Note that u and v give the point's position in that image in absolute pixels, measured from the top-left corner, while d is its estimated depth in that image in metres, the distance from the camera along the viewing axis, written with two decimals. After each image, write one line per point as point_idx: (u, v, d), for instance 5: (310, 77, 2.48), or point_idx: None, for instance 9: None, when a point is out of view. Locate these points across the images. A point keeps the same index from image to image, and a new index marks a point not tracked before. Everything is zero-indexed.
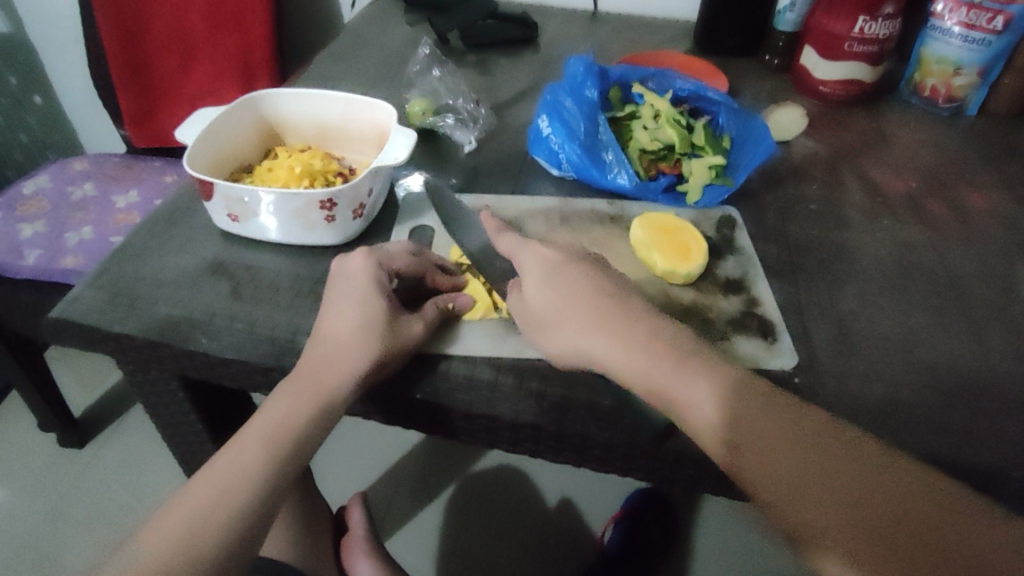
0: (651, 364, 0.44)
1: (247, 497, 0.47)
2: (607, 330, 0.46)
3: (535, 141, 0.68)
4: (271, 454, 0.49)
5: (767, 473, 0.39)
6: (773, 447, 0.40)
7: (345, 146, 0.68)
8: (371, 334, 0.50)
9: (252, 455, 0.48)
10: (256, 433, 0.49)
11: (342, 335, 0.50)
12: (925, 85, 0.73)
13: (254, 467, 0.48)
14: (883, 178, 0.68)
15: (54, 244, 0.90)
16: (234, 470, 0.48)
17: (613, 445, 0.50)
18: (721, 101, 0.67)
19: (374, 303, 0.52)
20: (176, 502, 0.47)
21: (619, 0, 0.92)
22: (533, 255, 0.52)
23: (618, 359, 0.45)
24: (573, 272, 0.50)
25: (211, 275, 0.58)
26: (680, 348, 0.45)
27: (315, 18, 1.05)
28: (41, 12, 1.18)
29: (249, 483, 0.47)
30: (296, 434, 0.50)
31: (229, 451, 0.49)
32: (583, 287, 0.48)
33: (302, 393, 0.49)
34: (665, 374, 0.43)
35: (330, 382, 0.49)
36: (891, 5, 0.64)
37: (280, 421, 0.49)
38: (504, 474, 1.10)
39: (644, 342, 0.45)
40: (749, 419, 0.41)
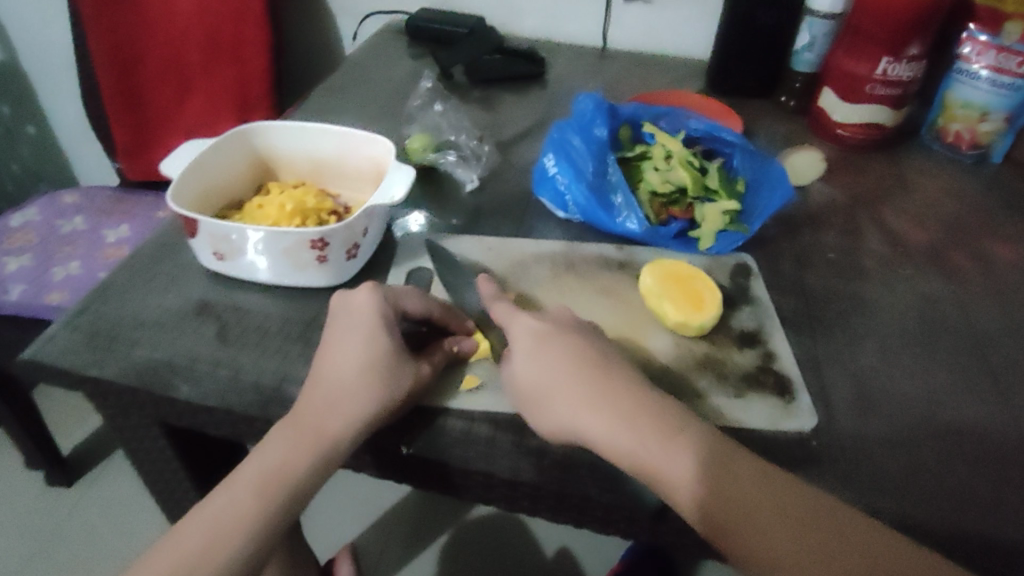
0: (640, 439, 0.42)
1: (235, 551, 0.43)
2: (596, 405, 0.43)
3: (540, 180, 0.65)
4: (264, 505, 0.45)
5: (751, 551, 0.38)
6: (761, 521, 0.39)
7: (340, 182, 0.65)
8: (377, 375, 0.46)
9: (245, 505, 0.44)
10: (249, 478, 0.45)
11: (346, 375, 0.46)
12: (948, 131, 0.70)
13: (246, 517, 0.44)
14: (905, 227, 0.64)
15: (40, 278, 0.87)
16: (222, 520, 0.44)
17: (618, 509, 0.46)
18: (736, 142, 0.64)
19: (379, 342, 0.47)
20: (160, 554, 0.44)
21: (627, 37, 0.90)
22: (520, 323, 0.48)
23: (604, 435, 0.42)
24: (559, 342, 0.46)
25: (196, 316, 0.55)
26: (667, 419, 0.42)
27: (317, 51, 1.03)
28: (39, 42, 1.17)
29: (241, 535, 0.44)
30: (295, 482, 0.45)
31: (220, 495, 0.45)
32: (572, 359, 0.45)
33: (302, 438, 0.45)
34: (662, 457, 0.41)
35: (330, 431, 0.45)
36: (916, 47, 0.62)
37: (274, 469, 0.45)
38: (502, 522, 1.05)
39: (637, 420, 0.42)
40: (738, 491, 0.40)
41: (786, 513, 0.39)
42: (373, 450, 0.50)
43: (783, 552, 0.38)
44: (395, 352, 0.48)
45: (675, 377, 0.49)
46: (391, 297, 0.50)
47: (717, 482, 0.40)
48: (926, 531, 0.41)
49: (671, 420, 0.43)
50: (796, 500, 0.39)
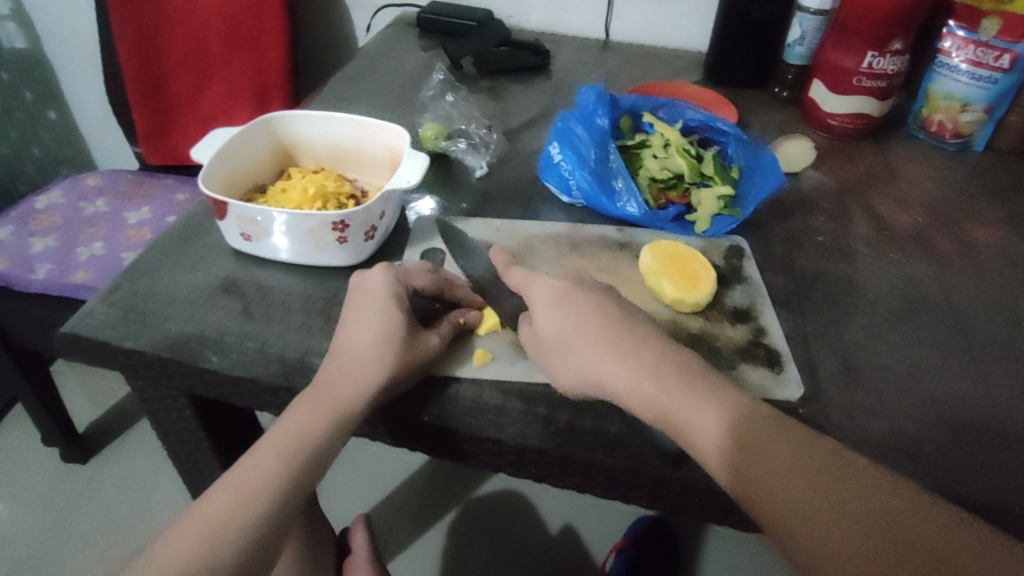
0: (658, 385, 0.46)
1: (263, 505, 0.47)
2: (615, 355, 0.48)
3: (546, 167, 0.68)
4: (288, 464, 0.49)
5: (749, 486, 0.41)
6: (756, 459, 0.42)
7: (357, 168, 0.69)
8: (388, 345, 0.50)
9: (270, 464, 0.49)
10: (274, 441, 0.49)
11: (360, 346, 0.50)
12: (932, 121, 0.73)
13: (272, 474, 0.48)
14: (890, 212, 0.68)
15: (65, 258, 0.91)
16: (250, 478, 0.48)
17: (617, 471, 0.51)
18: (730, 132, 0.68)
19: (392, 316, 0.51)
20: (192, 513, 0.47)
21: (630, 30, 0.94)
22: (540, 284, 0.52)
23: (626, 384, 0.46)
24: (582, 301, 0.50)
25: (222, 293, 0.59)
26: (683, 367, 0.46)
27: (329, 42, 1.07)
28: (59, 30, 1.21)
29: (268, 491, 0.48)
30: (315, 444, 0.49)
31: (249, 457, 0.49)
32: (591, 315, 0.49)
33: (322, 403, 0.49)
34: (673, 400, 0.45)
35: (347, 396, 0.49)
36: (898, 41, 0.66)
37: (297, 432, 0.49)
38: (507, 499, 1.10)
39: (652, 367, 0.47)
40: (739, 432, 0.43)
41: (760, 434, 0.43)
42: (389, 420, 0.54)
43: (759, 467, 0.41)
44: (407, 325, 0.52)
45: None
46: (404, 275, 0.54)
47: (723, 424, 0.43)
48: None
49: (684, 370, 0.46)
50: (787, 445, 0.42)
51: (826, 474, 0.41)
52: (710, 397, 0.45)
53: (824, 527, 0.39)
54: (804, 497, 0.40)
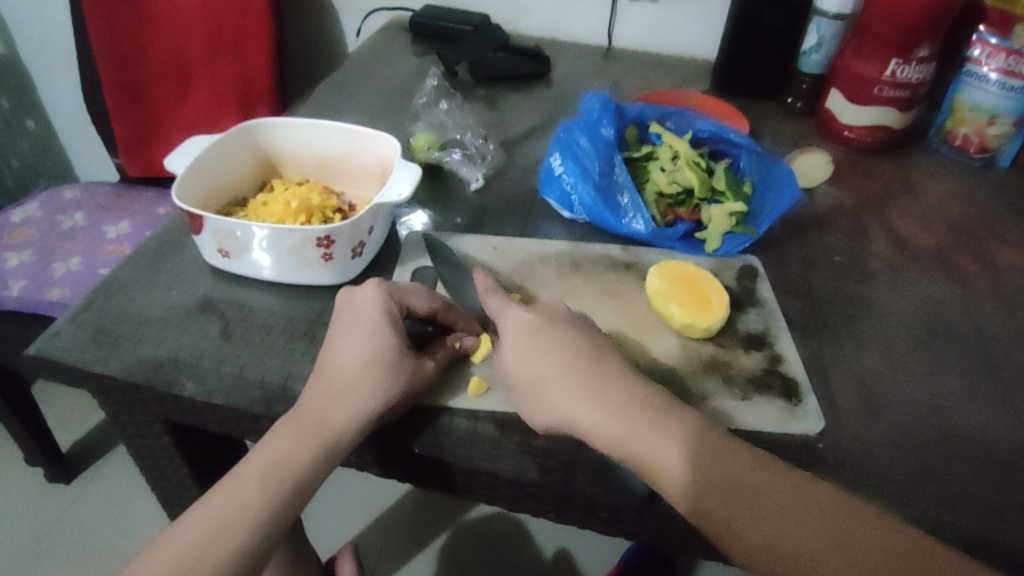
0: (634, 431, 0.41)
1: (239, 542, 0.43)
2: (589, 395, 0.43)
3: (546, 180, 0.64)
4: (268, 497, 0.44)
5: (736, 531, 0.39)
6: (745, 502, 0.39)
7: (345, 179, 0.65)
8: (381, 368, 0.46)
9: (249, 497, 0.44)
10: (253, 471, 0.45)
11: (348, 369, 0.46)
12: (956, 134, 0.69)
13: (249, 509, 0.43)
14: (912, 230, 0.64)
15: (40, 274, 0.86)
16: (225, 512, 0.43)
17: (621, 507, 0.46)
18: (743, 144, 0.63)
19: (384, 337, 0.47)
20: (160, 549, 0.43)
21: (633, 36, 0.90)
22: (510, 316, 0.48)
23: (601, 428, 0.42)
24: (554, 335, 0.46)
25: (199, 313, 0.54)
26: (661, 410, 0.42)
27: (319, 47, 1.03)
28: (38, 34, 1.16)
29: (245, 528, 0.43)
30: (298, 475, 0.45)
31: (224, 489, 0.45)
32: (564, 350, 0.45)
33: (306, 430, 0.45)
34: (651, 444, 0.41)
35: (334, 424, 0.45)
36: (925, 48, 0.62)
37: (278, 462, 0.44)
38: (501, 523, 1.05)
39: (628, 408, 0.42)
40: (723, 474, 0.40)
41: (744, 477, 0.40)
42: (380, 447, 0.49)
43: (744, 515, 0.39)
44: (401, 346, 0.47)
45: (681, 381, 0.49)
46: (400, 296, 0.50)
47: (705, 468, 0.40)
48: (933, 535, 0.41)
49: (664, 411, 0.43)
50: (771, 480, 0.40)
51: (815, 511, 0.39)
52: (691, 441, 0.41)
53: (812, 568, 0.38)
54: (792, 539, 0.38)
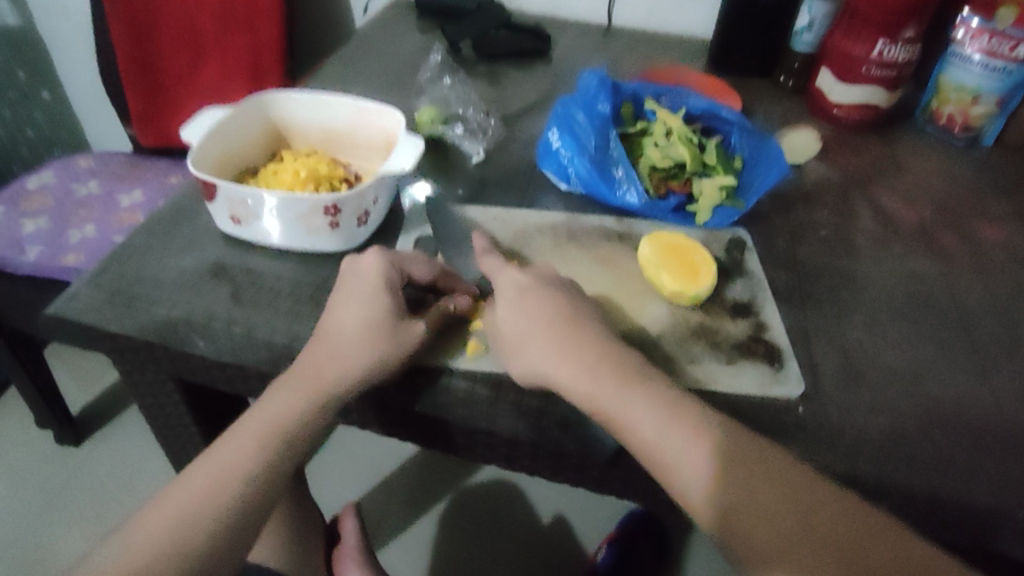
0: (602, 385, 0.45)
1: (236, 490, 0.46)
2: (562, 350, 0.47)
3: (544, 154, 0.67)
4: (264, 450, 0.47)
5: (690, 485, 0.42)
6: (714, 468, 0.42)
7: (352, 151, 0.68)
8: (377, 331, 0.49)
9: (248, 451, 0.47)
10: (252, 427, 0.48)
11: (348, 331, 0.49)
12: (941, 114, 0.72)
13: (252, 461, 0.47)
14: (895, 206, 0.66)
15: (56, 241, 0.89)
16: (225, 462, 0.47)
17: (611, 466, 0.49)
18: (734, 121, 0.66)
19: (381, 302, 0.50)
20: (166, 497, 0.46)
21: (634, 15, 0.92)
22: (506, 278, 0.52)
23: (572, 381, 0.46)
24: (537, 296, 0.50)
25: (211, 277, 0.57)
26: (630, 368, 0.46)
27: (326, 23, 1.05)
28: (51, 7, 1.18)
29: (244, 477, 0.46)
30: (297, 430, 0.48)
31: (227, 443, 0.48)
32: (547, 310, 0.49)
33: (307, 388, 0.48)
34: (612, 400, 0.44)
35: (329, 382, 0.48)
36: (911, 30, 0.64)
37: (274, 418, 0.48)
38: (499, 489, 1.09)
39: (596, 365, 0.46)
40: (712, 450, 0.42)
41: (731, 450, 0.42)
42: (375, 408, 0.52)
43: (728, 489, 0.41)
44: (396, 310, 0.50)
45: (667, 342, 0.52)
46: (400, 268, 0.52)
47: (664, 427, 0.43)
48: (892, 490, 0.44)
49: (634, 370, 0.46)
50: (752, 455, 0.42)
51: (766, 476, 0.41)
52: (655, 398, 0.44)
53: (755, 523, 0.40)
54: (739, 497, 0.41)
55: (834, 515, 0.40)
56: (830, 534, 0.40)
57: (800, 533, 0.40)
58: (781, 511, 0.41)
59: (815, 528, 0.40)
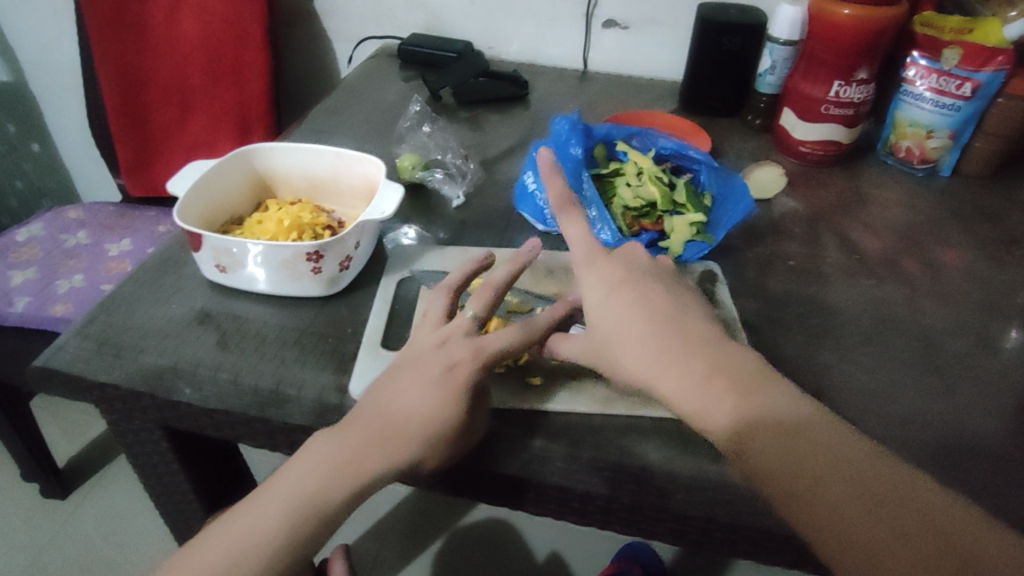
0: (711, 394, 0.41)
1: (258, 573, 0.41)
2: (666, 355, 0.42)
3: (521, 197, 0.69)
4: (291, 527, 0.41)
5: (788, 492, 0.38)
6: (810, 473, 0.38)
7: (335, 199, 0.70)
8: (438, 420, 0.43)
9: (272, 523, 0.41)
10: (279, 494, 0.42)
11: (402, 414, 0.43)
12: (899, 147, 0.75)
13: (271, 535, 0.41)
14: (859, 237, 0.69)
15: (44, 291, 0.90)
16: (242, 535, 0.42)
17: (592, 497, 0.47)
18: (702, 160, 0.68)
19: (440, 386, 0.44)
20: (180, 564, 0.42)
21: (607, 60, 0.96)
22: (594, 275, 0.47)
23: (677, 387, 0.41)
24: (632, 295, 0.45)
25: (198, 325, 0.58)
26: (743, 372, 0.42)
27: (311, 73, 1.09)
28: (43, 64, 1.22)
29: (261, 556, 0.41)
30: (327, 511, 0.42)
31: (248, 513, 0.42)
32: (642, 311, 0.44)
33: (345, 469, 0.42)
34: (718, 406, 0.40)
35: (369, 470, 0.42)
36: (864, 70, 0.68)
37: (305, 492, 0.42)
38: (493, 528, 1.09)
39: (701, 372, 0.41)
40: (808, 453, 0.39)
41: (808, 439, 0.39)
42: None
43: (829, 491, 0.38)
44: (471, 357, 0.45)
45: None
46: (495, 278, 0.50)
47: (782, 448, 0.39)
48: None
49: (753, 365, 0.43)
50: (835, 455, 0.39)
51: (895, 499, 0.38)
52: (776, 403, 0.41)
53: (896, 559, 0.36)
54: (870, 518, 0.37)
55: (916, 508, 0.37)
56: (976, 560, 0.36)
57: (889, 535, 0.36)
58: (868, 505, 0.37)
59: (898, 529, 0.36)
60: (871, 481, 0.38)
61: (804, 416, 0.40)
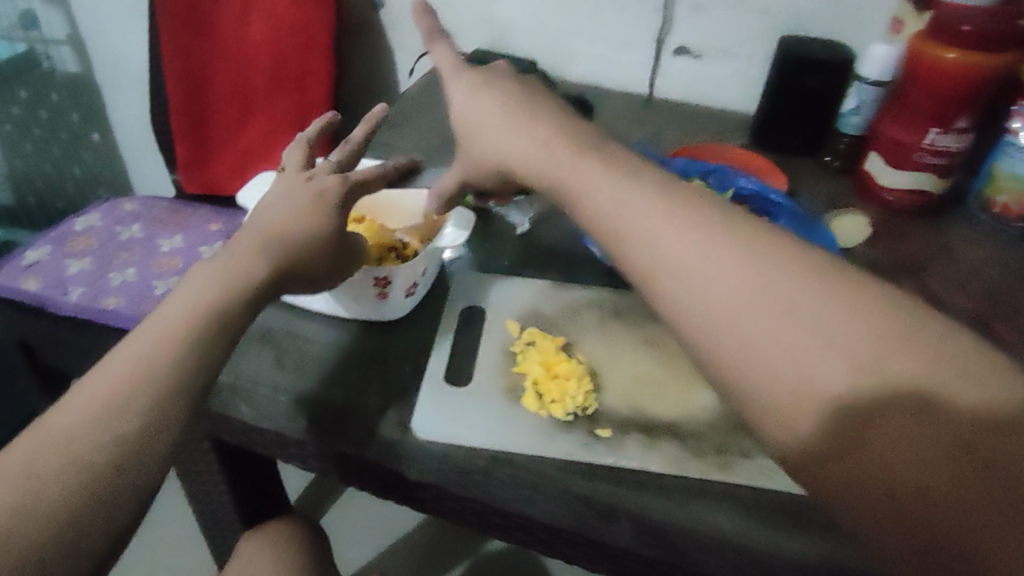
0: (725, 285, 0.36)
1: (140, 409, 0.39)
2: (680, 242, 0.38)
3: (589, 231, 0.66)
4: (179, 343, 0.41)
5: (825, 414, 0.33)
6: (852, 379, 0.33)
7: (399, 220, 0.68)
8: (308, 221, 0.49)
9: (155, 344, 0.41)
10: (164, 323, 0.42)
11: (282, 226, 0.48)
12: (995, 203, 0.71)
13: (158, 357, 0.40)
14: (948, 294, 0.64)
15: (98, 283, 0.90)
16: (119, 374, 0.40)
17: (651, 562, 0.42)
18: (783, 204, 0.65)
19: (315, 202, 0.50)
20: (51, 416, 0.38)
21: (677, 89, 0.93)
22: (549, 150, 0.44)
23: (680, 276, 0.37)
24: (624, 186, 0.40)
25: (257, 340, 0.56)
26: (744, 257, 0.37)
27: (372, 83, 1.08)
28: (109, 57, 1.23)
29: (146, 380, 0.40)
30: (215, 319, 0.43)
31: (131, 346, 0.41)
32: (635, 202, 0.40)
33: (225, 271, 0.45)
34: (730, 303, 0.36)
35: (251, 271, 0.46)
36: (964, 120, 0.64)
37: (188, 308, 0.43)
38: (520, 558, 1.06)
39: (704, 261, 0.37)
40: (854, 360, 0.33)
41: (834, 340, 0.33)
42: (404, 491, 0.47)
43: (863, 419, 0.32)
44: (340, 183, 0.52)
45: (717, 437, 0.49)
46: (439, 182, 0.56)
47: (807, 350, 0.33)
48: None
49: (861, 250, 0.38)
50: (865, 352, 0.33)
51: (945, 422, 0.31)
52: (820, 299, 0.35)
53: (961, 506, 0.30)
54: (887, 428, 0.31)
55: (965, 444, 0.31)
56: None
57: (945, 482, 0.30)
58: (917, 448, 0.31)
59: (966, 475, 0.30)
60: (939, 413, 0.31)
61: (815, 300, 0.35)
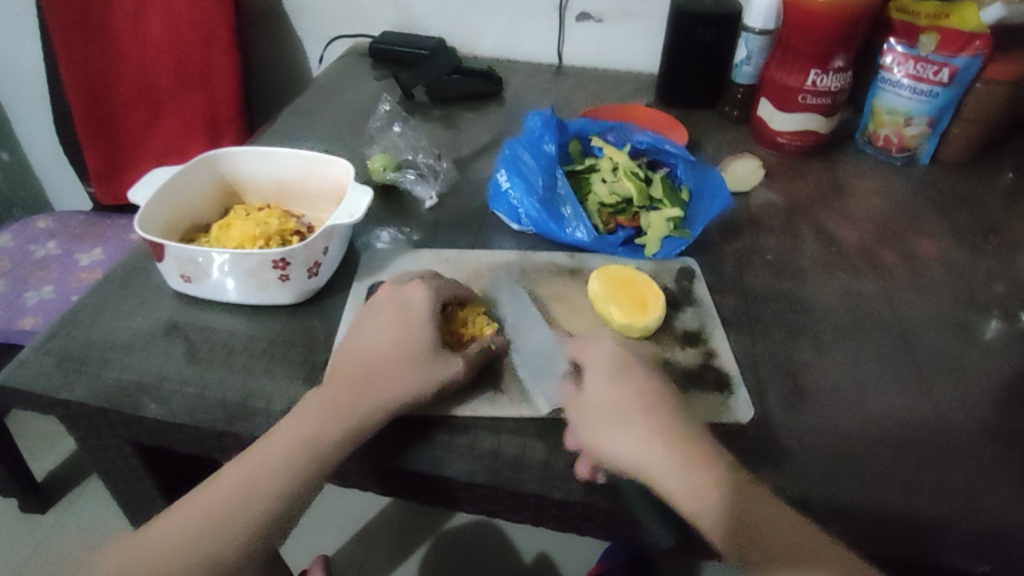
0: (676, 461, 0.43)
1: (248, 536, 0.42)
2: (637, 426, 0.45)
3: (495, 195, 0.67)
4: (292, 465, 0.43)
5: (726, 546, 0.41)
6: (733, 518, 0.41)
7: (305, 204, 0.68)
8: (412, 360, 0.48)
9: (276, 471, 0.43)
10: (271, 445, 0.44)
11: (374, 349, 0.49)
12: (877, 136, 0.74)
13: (277, 479, 0.43)
14: (839, 228, 0.67)
15: (13, 304, 0.88)
16: (228, 497, 0.43)
17: (570, 503, 0.45)
18: (678, 154, 0.67)
19: (412, 329, 0.49)
20: (153, 527, 0.43)
21: (581, 54, 0.94)
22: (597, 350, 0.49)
23: (636, 450, 0.44)
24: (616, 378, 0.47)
25: (164, 336, 0.56)
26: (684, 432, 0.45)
27: (282, 74, 1.07)
28: (7, 71, 1.19)
29: (249, 511, 0.43)
30: (322, 454, 0.44)
31: (242, 465, 0.44)
32: (630, 395, 0.46)
33: (325, 411, 0.45)
34: (687, 470, 0.43)
35: (354, 410, 0.45)
36: (840, 59, 0.67)
37: (300, 438, 0.44)
38: (480, 531, 1.07)
39: (657, 438, 0.44)
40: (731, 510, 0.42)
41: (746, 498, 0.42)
42: None
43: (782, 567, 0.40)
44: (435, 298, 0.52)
45: None
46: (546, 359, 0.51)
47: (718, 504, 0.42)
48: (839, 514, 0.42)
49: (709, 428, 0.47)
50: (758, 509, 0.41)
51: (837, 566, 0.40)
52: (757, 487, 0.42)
53: None
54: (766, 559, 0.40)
55: None
56: None
57: None
58: None
59: None
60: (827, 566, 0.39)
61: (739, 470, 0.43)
